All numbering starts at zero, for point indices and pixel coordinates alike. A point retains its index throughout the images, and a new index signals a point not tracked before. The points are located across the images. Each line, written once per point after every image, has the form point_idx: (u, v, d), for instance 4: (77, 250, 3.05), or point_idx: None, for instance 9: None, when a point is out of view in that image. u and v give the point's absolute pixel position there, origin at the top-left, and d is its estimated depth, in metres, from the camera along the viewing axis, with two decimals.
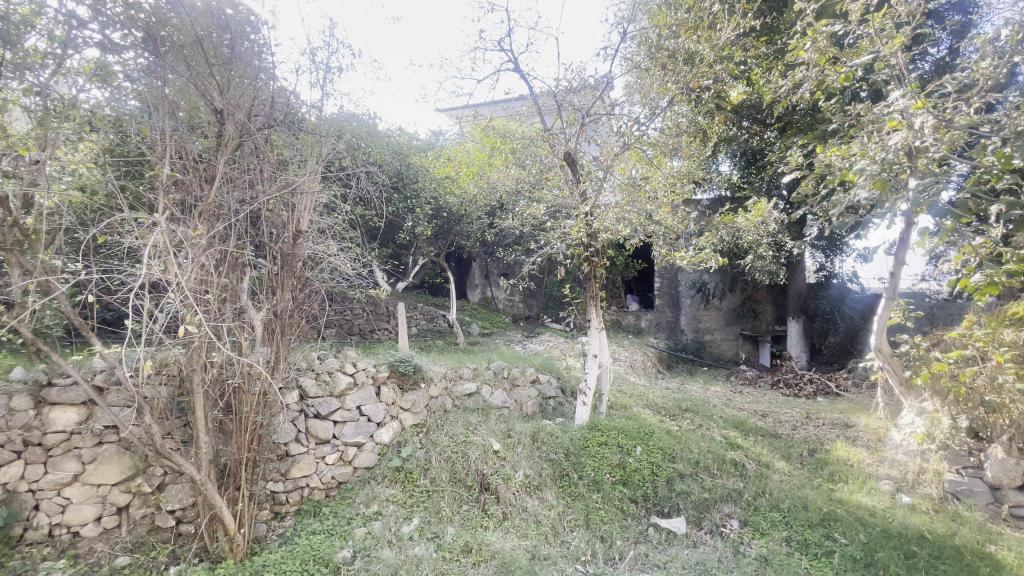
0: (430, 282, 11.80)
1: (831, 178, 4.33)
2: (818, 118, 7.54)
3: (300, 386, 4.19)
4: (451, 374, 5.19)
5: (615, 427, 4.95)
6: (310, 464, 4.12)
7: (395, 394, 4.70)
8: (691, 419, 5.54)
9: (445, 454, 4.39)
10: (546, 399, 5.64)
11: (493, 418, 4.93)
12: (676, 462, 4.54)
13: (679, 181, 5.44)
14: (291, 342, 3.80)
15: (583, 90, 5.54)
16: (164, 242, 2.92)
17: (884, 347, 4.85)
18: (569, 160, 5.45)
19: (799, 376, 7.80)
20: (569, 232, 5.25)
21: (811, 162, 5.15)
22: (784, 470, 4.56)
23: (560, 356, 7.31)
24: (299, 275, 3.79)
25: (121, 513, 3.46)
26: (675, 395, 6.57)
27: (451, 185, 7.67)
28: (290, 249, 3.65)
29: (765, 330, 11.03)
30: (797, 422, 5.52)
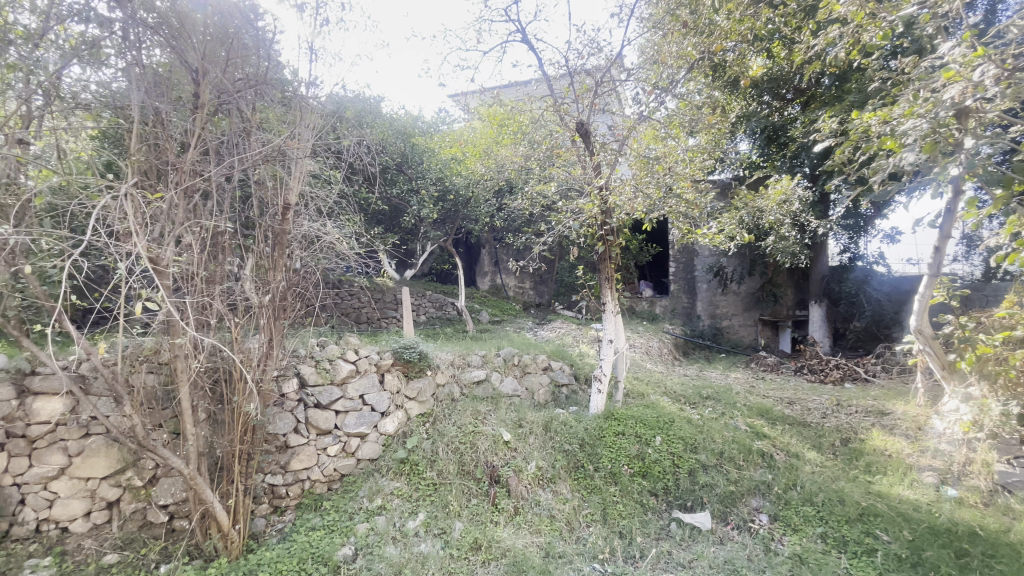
0: (438, 269, 11.57)
1: (869, 145, 3.96)
2: (846, 88, 7.09)
3: (300, 375, 3.97)
4: (459, 361, 4.94)
5: (633, 416, 4.67)
6: (311, 456, 3.91)
7: (400, 382, 4.45)
8: (714, 407, 5.23)
9: (453, 445, 4.14)
10: (558, 386, 5.37)
11: (503, 407, 4.68)
12: (699, 452, 4.26)
13: (699, 154, 5.08)
14: (287, 327, 3.56)
15: (596, 57, 5.17)
16: (139, 216, 2.65)
17: (925, 328, 4.53)
18: (581, 132, 5.12)
19: (825, 361, 7.44)
20: (583, 210, 4.93)
21: (844, 129, 4.75)
22: (816, 461, 4.25)
23: (573, 343, 7.02)
24: (294, 255, 3.53)
25: (112, 508, 3.29)
26: (695, 382, 6.26)
27: (457, 166, 7.55)
28: (281, 227, 3.38)
29: (786, 315, 10.62)
30: (827, 409, 5.19)
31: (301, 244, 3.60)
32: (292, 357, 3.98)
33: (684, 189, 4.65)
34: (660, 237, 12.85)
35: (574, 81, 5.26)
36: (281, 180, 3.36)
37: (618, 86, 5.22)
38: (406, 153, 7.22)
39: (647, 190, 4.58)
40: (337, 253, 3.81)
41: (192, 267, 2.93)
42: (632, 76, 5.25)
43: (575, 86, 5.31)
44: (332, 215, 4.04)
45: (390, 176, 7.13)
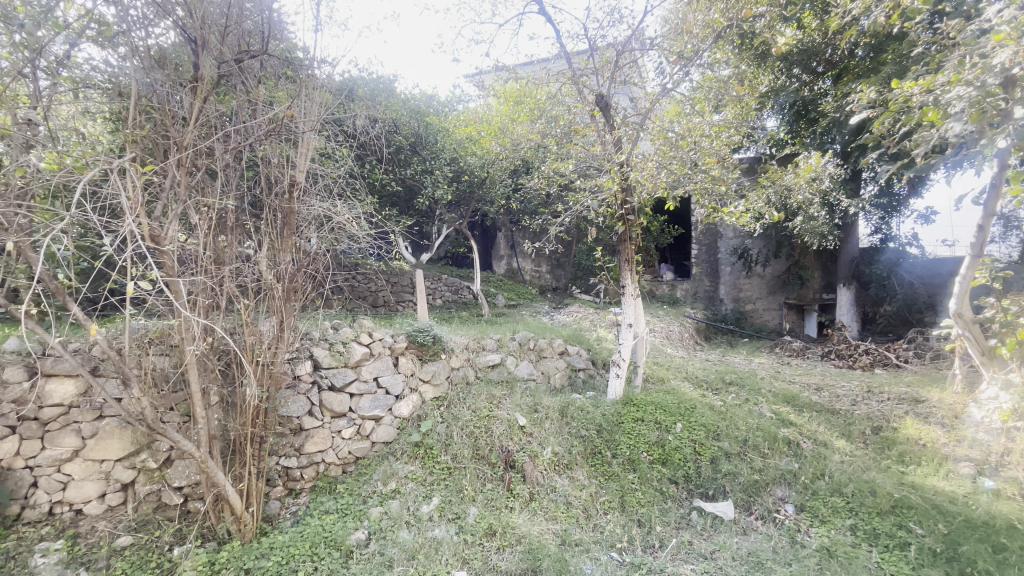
0: (454, 253, 11.48)
1: (912, 116, 3.69)
2: (885, 58, 6.67)
3: (314, 357, 3.92)
4: (473, 345, 4.84)
5: (652, 401, 4.53)
6: (325, 438, 3.90)
7: (414, 365, 4.38)
8: (736, 393, 5.06)
9: (467, 429, 4.07)
10: (575, 371, 5.24)
11: (518, 391, 4.59)
12: (721, 440, 4.14)
13: (725, 129, 4.83)
14: (298, 309, 3.50)
15: (617, 25, 4.93)
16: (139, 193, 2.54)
17: (965, 312, 4.25)
18: (601, 106, 4.91)
19: (853, 347, 7.16)
20: (602, 188, 4.75)
21: (885, 98, 4.44)
22: (845, 450, 4.06)
23: (591, 327, 6.89)
24: (303, 235, 3.44)
25: (126, 490, 3.32)
26: (717, 367, 6.07)
27: (473, 145, 7.39)
28: (289, 205, 3.28)
29: (812, 298, 10.27)
30: (857, 396, 4.97)
31: (311, 224, 3.52)
32: (306, 339, 3.93)
33: (708, 166, 4.43)
34: (681, 219, 12.52)
35: (593, 54, 5.03)
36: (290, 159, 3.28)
37: (641, 56, 4.97)
38: (420, 134, 7.08)
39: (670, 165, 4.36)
40: (348, 234, 3.72)
41: (200, 247, 2.87)
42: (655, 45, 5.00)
43: (595, 57, 5.09)
44: (342, 195, 3.94)
45: (404, 156, 7.00)
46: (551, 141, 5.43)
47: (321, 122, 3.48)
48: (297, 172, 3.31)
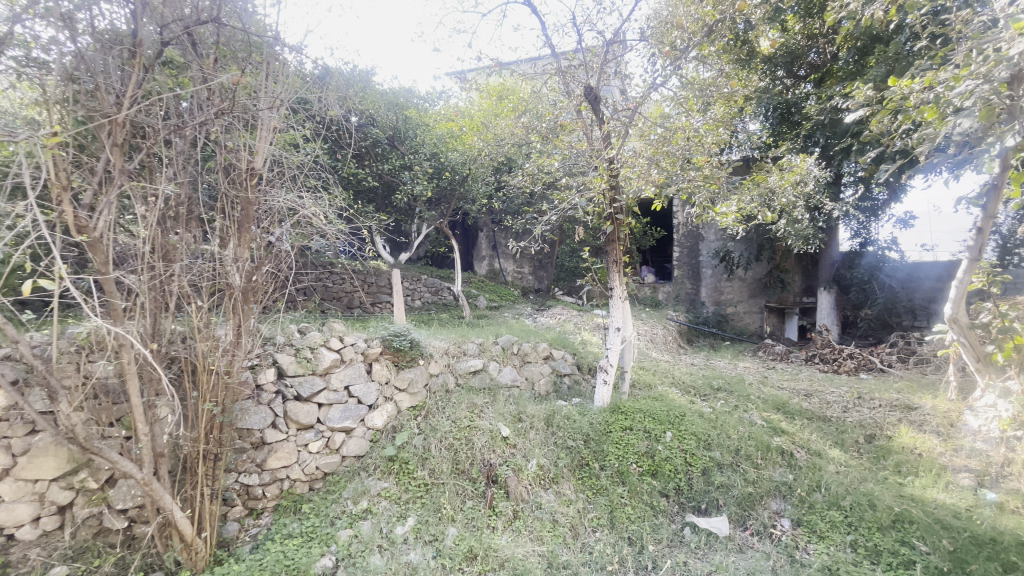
0: (433, 253, 11.15)
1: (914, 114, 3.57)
2: (869, 61, 6.65)
3: (278, 364, 3.61)
4: (454, 350, 4.56)
5: (641, 409, 4.32)
6: (290, 453, 3.57)
7: (389, 372, 4.07)
8: (726, 400, 4.89)
9: (446, 441, 3.78)
10: (560, 377, 4.99)
11: (501, 400, 4.32)
12: (713, 450, 3.95)
13: (718, 126, 4.66)
14: (258, 312, 3.17)
15: (608, 14, 4.73)
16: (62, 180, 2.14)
17: (960, 317, 4.16)
18: (589, 99, 4.72)
19: (837, 351, 7.11)
20: (590, 185, 4.56)
21: (882, 95, 4.33)
22: (840, 460, 3.92)
23: (575, 330, 6.66)
24: (263, 231, 3.11)
25: (64, 513, 2.95)
26: (704, 372, 5.90)
27: (454, 141, 7.13)
28: (248, 196, 2.94)
29: (792, 301, 10.27)
30: (848, 403, 4.85)
31: (274, 217, 3.21)
32: (270, 344, 3.62)
33: (701, 163, 4.24)
34: (663, 221, 12.45)
35: (580, 45, 4.80)
36: (249, 144, 2.95)
37: (632, 48, 4.79)
38: (398, 128, 6.74)
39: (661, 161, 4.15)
40: (317, 229, 3.41)
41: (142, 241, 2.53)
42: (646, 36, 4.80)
43: (584, 48, 4.89)
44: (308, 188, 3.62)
45: (381, 151, 6.66)
46: (536, 136, 5.19)
47: (287, 106, 3.16)
48: (256, 160, 2.98)
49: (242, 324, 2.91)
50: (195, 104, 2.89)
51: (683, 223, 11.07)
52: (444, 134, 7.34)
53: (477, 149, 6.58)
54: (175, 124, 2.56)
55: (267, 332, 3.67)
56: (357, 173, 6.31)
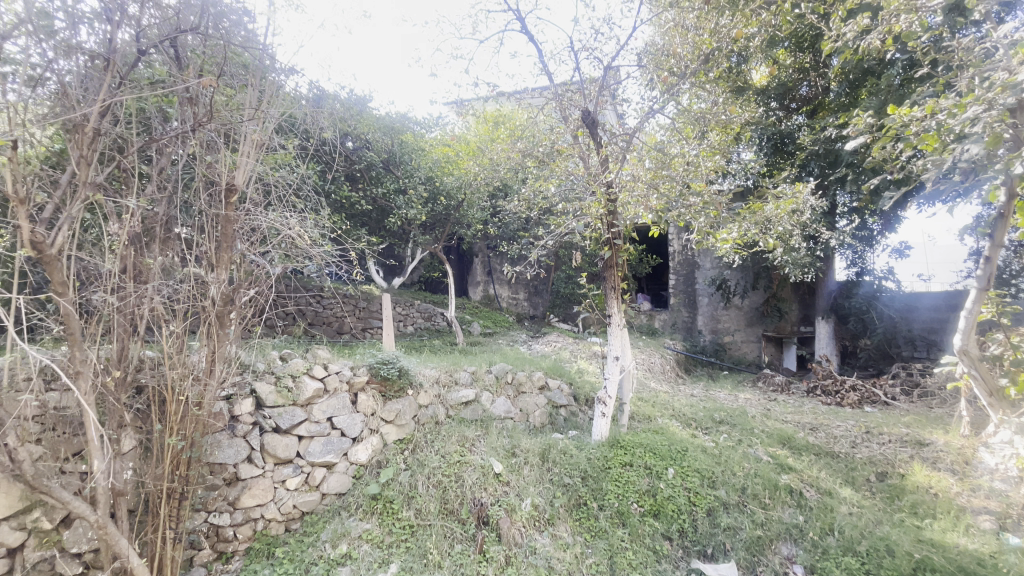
0: (427, 278, 11.00)
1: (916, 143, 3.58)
2: (862, 94, 6.73)
3: (256, 393, 3.39)
4: (445, 379, 4.34)
5: (642, 444, 4.10)
6: (265, 490, 3.32)
7: (375, 403, 3.84)
8: (730, 434, 4.67)
9: (434, 478, 3.54)
10: (556, 409, 4.76)
11: (494, 433, 4.09)
12: (718, 488, 3.73)
13: (717, 153, 4.60)
14: (234, 338, 2.95)
15: (608, 41, 4.73)
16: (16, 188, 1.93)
17: (970, 349, 4.03)
18: (587, 124, 4.68)
19: (839, 382, 6.93)
20: (587, 210, 4.47)
21: (882, 123, 4.30)
22: (851, 500, 3.70)
23: (571, 359, 6.46)
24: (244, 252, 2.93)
25: (12, 556, 2.66)
26: (704, 404, 5.69)
27: (449, 165, 7.07)
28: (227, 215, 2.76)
29: (790, 331, 10.13)
30: (856, 438, 4.65)
31: (257, 238, 3.05)
32: (249, 372, 3.41)
33: (701, 188, 4.15)
34: (659, 248, 12.40)
35: (578, 71, 4.78)
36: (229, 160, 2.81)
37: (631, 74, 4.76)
38: (394, 153, 6.66)
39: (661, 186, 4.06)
40: (302, 252, 3.26)
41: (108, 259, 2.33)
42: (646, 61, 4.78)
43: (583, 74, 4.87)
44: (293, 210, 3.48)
45: (376, 175, 6.56)
46: (533, 161, 5.12)
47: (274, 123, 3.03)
48: (237, 176, 2.81)
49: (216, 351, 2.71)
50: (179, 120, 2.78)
51: (678, 251, 11.04)
52: (440, 159, 7.28)
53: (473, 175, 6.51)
54: (153, 138, 2.43)
55: (247, 359, 3.47)
56: (350, 196, 6.20)
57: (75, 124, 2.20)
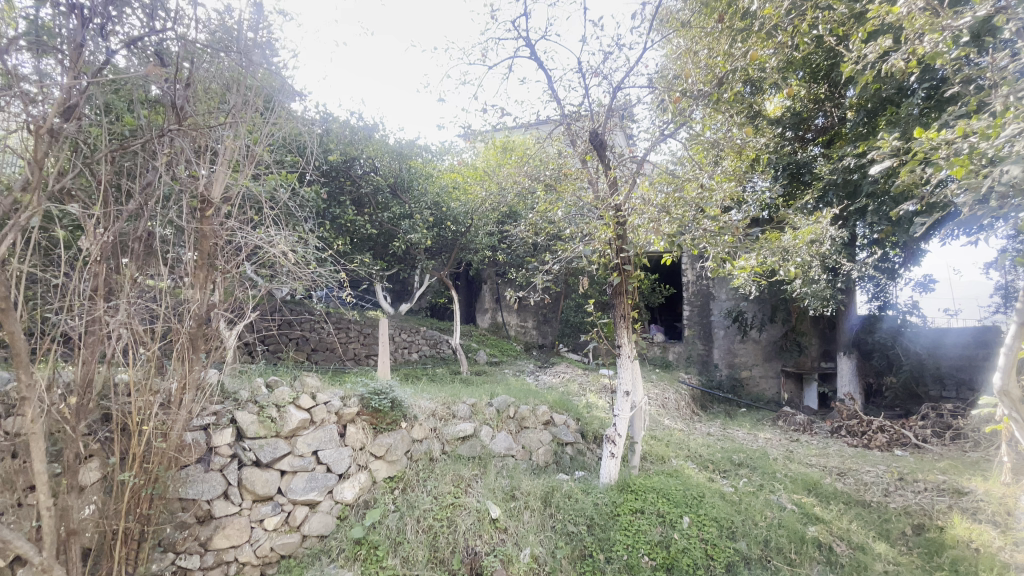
0: (435, 305, 10.82)
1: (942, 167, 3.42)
2: (881, 123, 6.54)
3: (236, 423, 3.17)
4: (442, 411, 4.07)
5: (653, 488, 3.76)
6: (241, 531, 3.06)
7: (365, 436, 3.58)
8: (750, 479, 4.29)
9: (425, 522, 3.25)
10: (562, 447, 4.44)
11: (492, 472, 3.79)
12: (738, 540, 3.37)
13: (732, 177, 4.39)
14: (209, 363, 2.74)
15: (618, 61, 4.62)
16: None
17: (1012, 389, 3.64)
18: (596, 146, 4.54)
19: (866, 423, 6.48)
20: (595, 234, 4.27)
21: (908, 145, 4.06)
22: (888, 557, 3.28)
23: (579, 391, 6.14)
24: (224, 271, 2.74)
25: None
26: (722, 443, 5.31)
27: (457, 191, 6.96)
28: (204, 230, 2.59)
29: (811, 366, 9.68)
30: (890, 485, 4.24)
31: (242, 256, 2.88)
32: (230, 401, 3.20)
33: (716, 211, 3.93)
34: (673, 279, 12.11)
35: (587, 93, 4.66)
36: (214, 175, 2.68)
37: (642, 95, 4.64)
38: (401, 177, 6.56)
39: (675, 207, 3.82)
40: (291, 272, 3.08)
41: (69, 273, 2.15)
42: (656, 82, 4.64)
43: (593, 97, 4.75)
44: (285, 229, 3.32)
45: (382, 200, 6.46)
46: (540, 186, 4.98)
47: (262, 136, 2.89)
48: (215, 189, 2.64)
49: (187, 377, 2.51)
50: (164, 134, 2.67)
51: (692, 281, 10.74)
52: (447, 184, 7.17)
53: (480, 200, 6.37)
54: (126, 145, 2.29)
55: (229, 386, 3.25)
56: (355, 219, 6.09)
57: (44, 132, 2.08)
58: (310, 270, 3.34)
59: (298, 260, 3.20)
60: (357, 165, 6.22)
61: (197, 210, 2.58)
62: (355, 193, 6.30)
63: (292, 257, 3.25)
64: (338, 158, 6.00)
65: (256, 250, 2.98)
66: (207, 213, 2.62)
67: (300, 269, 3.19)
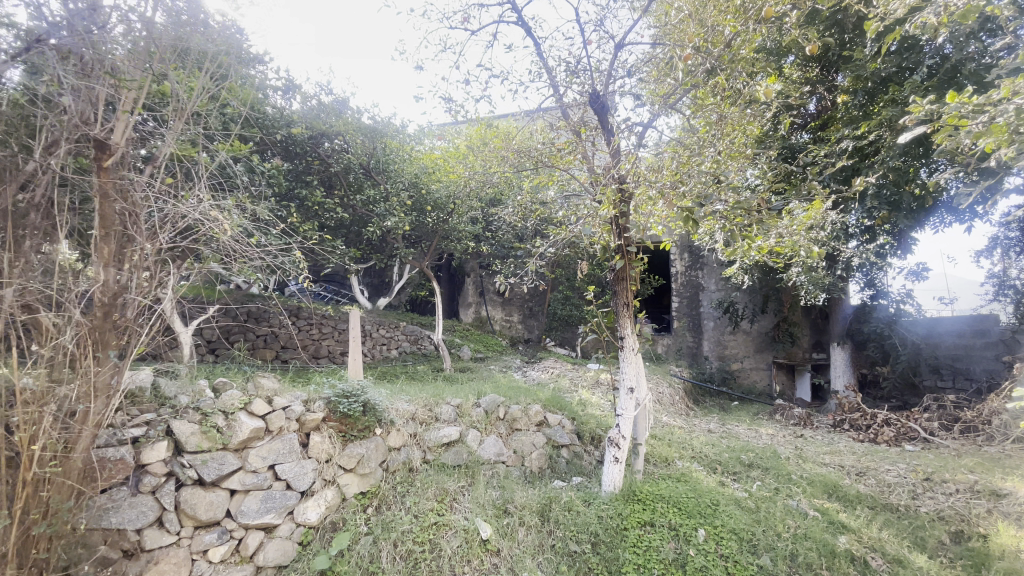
0: (415, 298, 10.27)
1: (984, 133, 3.07)
2: (880, 102, 6.17)
3: (173, 435, 2.62)
4: (423, 415, 3.57)
5: (664, 497, 3.33)
6: (179, 564, 2.52)
7: (332, 447, 3.06)
8: (764, 482, 3.91)
9: (403, 547, 2.77)
10: (557, 451, 3.96)
11: (482, 483, 3.33)
12: (761, 555, 2.98)
13: (745, 149, 3.97)
14: (126, 362, 2.18)
15: (621, 10, 4.09)
16: None
17: None
18: (597, 112, 4.03)
19: (869, 416, 6.22)
20: (596, 209, 3.78)
21: (936, 113, 3.70)
22: (930, 572, 2.93)
23: (571, 388, 5.70)
24: (146, 246, 2.19)
25: None
26: (726, 441, 4.92)
27: (438, 173, 6.44)
28: (104, 190, 2.02)
29: (803, 358, 9.43)
30: (915, 486, 3.90)
31: (170, 229, 2.32)
32: (166, 408, 2.67)
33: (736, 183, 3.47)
34: (661, 269, 11.76)
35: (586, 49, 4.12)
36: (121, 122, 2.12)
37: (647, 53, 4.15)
38: (378, 156, 5.94)
39: (696, 175, 3.35)
40: (237, 252, 2.56)
41: None
42: (663, 38, 4.15)
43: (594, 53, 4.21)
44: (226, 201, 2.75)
45: (355, 180, 5.83)
46: (529, 162, 4.49)
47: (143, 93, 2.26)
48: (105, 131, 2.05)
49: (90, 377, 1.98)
50: (71, 82, 2.18)
51: (682, 272, 10.39)
52: (427, 166, 6.61)
53: (463, 184, 5.84)
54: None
55: (166, 390, 2.72)
56: (324, 202, 5.52)
57: None
58: (260, 250, 2.78)
59: (244, 237, 2.65)
60: (327, 143, 5.64)
61: (95, 160, 2.02)
62: (324, 173, 5.71)
63: (237, 234, 2.69)
64: (304, 134, 5.40)
65: (192, 223, 2.44)
66: (111, 165, 2.05)
67: (247, 248, 2.63)
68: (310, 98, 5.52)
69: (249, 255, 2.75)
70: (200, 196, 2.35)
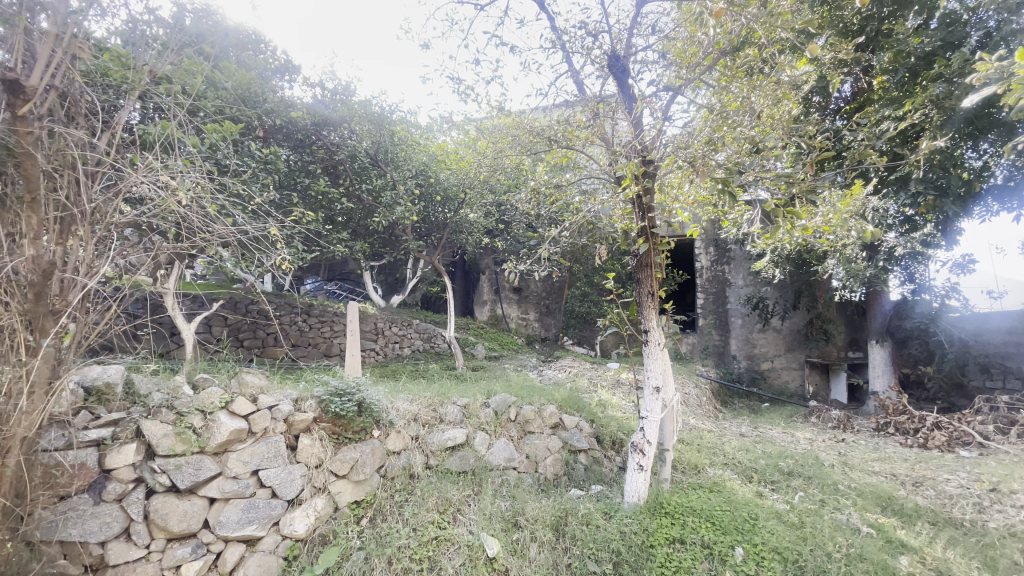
0: (428, 295, 10.00)
1: None
2: (917, 78, 5.60)
3: (144, 437, 2.36)
4: (426, 415, 3.25)
5: (695, 510, 2.95)
6: None
7: (323, 452, 2.76)
8: (808, 494, 3.48)
9: (398, 565, 2.45)
10: (574, 456, 3.60)
11: (489, 492, 3.00)
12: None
13: (784, 119, 3.52)
14: (63, 350, 1.93)
15: None
16: None
17: None
18: (617, 81, 3.64)
19: (917, 419, 5.69)
20: (616, 189, 3.40)
21: (1008, 71, 3.20)
22: None
23: (589, 388, 5.33)
24: (86, 218, 1.94)
25: None
26: (760, 447, 4.48)
27: (448, 161, 6.14)
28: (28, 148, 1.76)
29: (838, 356, 8.85)
30: (984, 498, 3.42)
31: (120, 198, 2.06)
32: (137, 407, 2.41)
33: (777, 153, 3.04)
34: (685, 265, 11.28)
35: (604, 11, 3.72)
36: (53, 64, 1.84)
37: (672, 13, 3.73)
38: (385, 144, 5.64)
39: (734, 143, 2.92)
40: (207, 227, 2.30)
41: None
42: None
43: (613, 16, 3.81)
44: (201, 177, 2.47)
45: (361, 168, 5.54)
46: (543, 142, 4.14)
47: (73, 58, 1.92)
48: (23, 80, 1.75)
49: (19, 368, 1.76)
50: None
51: (708, 267, 9.90)
52: (435, 154, 6.31)
53: (472, 171, 5.52)
54: None
55: (138, 387, 2.47)
56: (327, 192, 5.27)
57: None
58: (240, 231, 2.50)
59: (220, 216, 2.37)
60: (331, 132, 5.41)
61: (10, 107, 1.74)
62: (328, 162, 5.45)
63: (212, 213, 2.41)
64: (306, 120, 5.14)
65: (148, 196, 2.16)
66: (31, 112, 1.79)
67: (224, 229, 2.33)
68: (310, 84, 5.27)
69: (224, 235, 2.46)
70: (155, 162, 2.09)
